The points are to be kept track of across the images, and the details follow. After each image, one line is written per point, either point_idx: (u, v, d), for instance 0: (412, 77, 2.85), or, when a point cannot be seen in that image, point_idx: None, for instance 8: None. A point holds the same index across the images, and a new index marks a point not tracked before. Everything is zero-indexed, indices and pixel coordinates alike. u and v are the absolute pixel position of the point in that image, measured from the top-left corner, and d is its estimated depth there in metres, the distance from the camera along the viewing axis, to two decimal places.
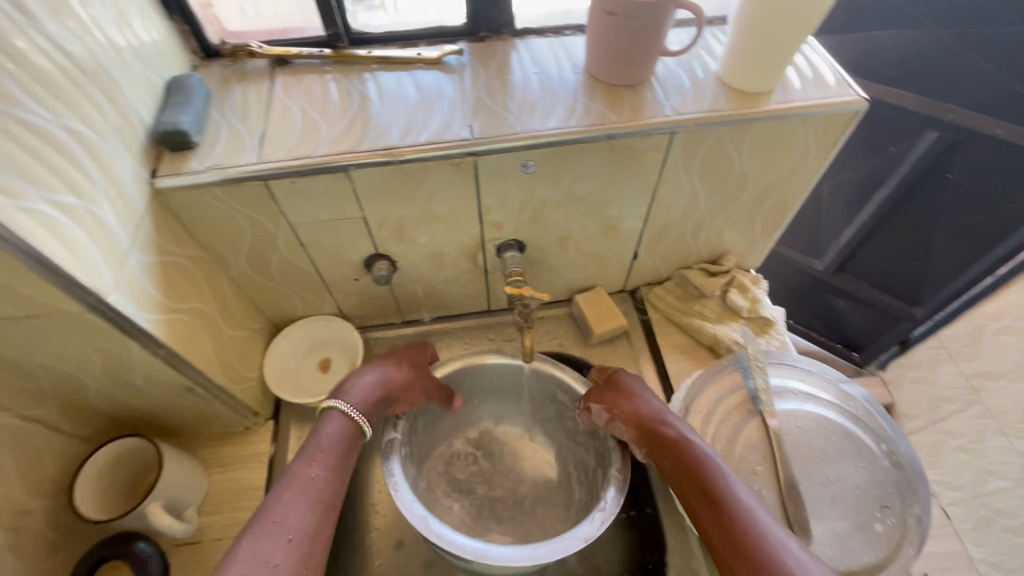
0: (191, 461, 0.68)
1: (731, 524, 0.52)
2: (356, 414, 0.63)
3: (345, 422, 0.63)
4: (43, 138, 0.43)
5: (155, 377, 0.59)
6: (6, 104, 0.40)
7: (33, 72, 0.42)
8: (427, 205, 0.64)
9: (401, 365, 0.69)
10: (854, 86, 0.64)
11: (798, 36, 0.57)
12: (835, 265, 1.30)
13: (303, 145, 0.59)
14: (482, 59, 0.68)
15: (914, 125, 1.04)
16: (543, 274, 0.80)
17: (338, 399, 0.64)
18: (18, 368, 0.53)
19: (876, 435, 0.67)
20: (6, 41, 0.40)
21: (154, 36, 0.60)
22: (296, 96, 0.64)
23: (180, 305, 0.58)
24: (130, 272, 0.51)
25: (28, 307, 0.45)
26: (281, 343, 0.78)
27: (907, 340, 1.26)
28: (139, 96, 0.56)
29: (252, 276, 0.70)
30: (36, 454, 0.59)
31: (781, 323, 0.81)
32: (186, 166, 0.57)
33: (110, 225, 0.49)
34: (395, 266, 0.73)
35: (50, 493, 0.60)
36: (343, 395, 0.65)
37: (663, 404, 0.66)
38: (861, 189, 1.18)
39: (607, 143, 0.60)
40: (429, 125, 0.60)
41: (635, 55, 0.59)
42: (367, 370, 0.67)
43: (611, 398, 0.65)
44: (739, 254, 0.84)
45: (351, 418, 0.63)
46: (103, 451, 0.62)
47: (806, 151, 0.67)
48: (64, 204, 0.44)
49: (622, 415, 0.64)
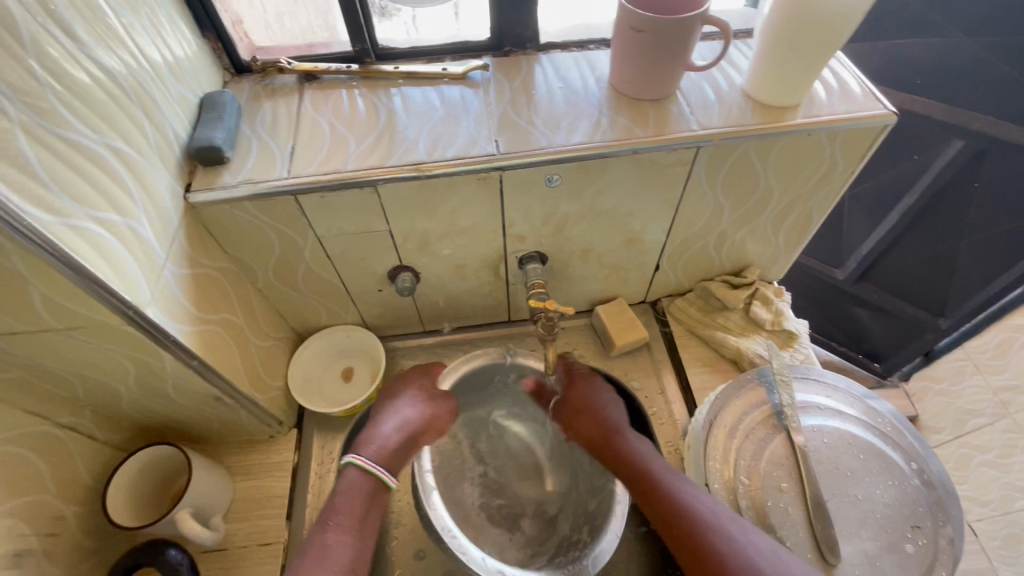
0: (217, 469, 0.70)
1: (668, 511, 0.60)
2: (374, 468, 0.66)
3: (361, 476, 0.66)
4: (88, 157, 0.44)
5: (186, 387, 0.61)
6: (54, 125, 0.41)
7: (80, 93, 0.44)
8: (452, 218, 0.65)
9: (413, 405, 0.72)
10: (883, 99, 0.63)
11: (826, 51, 0.57)
12: (856, 275, 1.29)
13: (333, 161, 0.60)
14: (506, 73, 0.69)
15: (940, 134, 1.02)
16: (565, 285, 0.80)
17: (353, 455, 0.67)
18: (56, 377, 0.54)
19: (905, 453, 0.65)
20: (55, 64, 0.42)
21: (189, 53, 0.61)
22: (325, 111, 0.65)
23: (210, 317, 0.60)
24: (166, 285, 0.52)
25: (69, 319, 0.46)
26: (305, 352, 0.79)
27: (931, 352, 1.22)
28: (175, 113, 0.57)
29: (279, 287, 0.72)
30: (69, 460, 0.60)
31: (804, 336, 0.80)
32: (220, 181, 0.58)
33: (148, 240, 0.50)
34: (418, 277, 0.74)
35: (83, 499, 0.62)
36: (359, 450, 0.68)
37: (612, 412, 0.73)
38: (884, 199, 1.17)
39: (633, 157, 0.61)
40: (456, 140, 0.61)
41: (661, 70, 0.60)
42: (382, 420, 0.71)
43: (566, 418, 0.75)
44: (762, 267, 0.83)
45: (369, 473, 0.66)
46: (133, 458, 0.63)
47: (833, 165, 0.66)
48: (107, 221, 0.45)
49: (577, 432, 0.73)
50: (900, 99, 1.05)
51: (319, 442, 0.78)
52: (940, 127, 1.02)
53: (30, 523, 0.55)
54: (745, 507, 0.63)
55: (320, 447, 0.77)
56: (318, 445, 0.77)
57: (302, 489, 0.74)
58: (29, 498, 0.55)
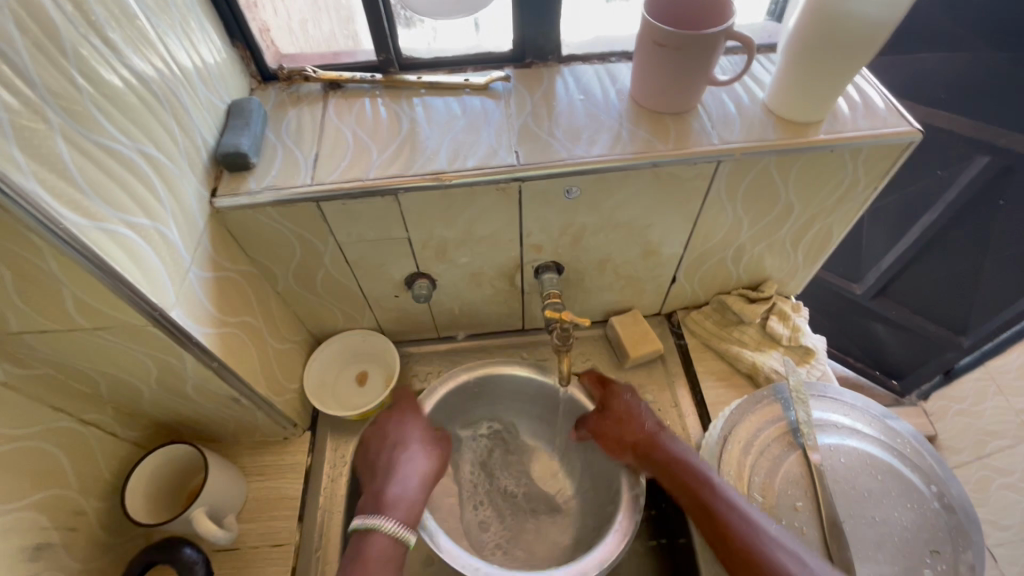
0: (232, 469, 0.70)
1: (714, 510, 0.60)
2: (401, 530, 0.61)
3: (389, 540, 0.61)
4: (121, 162, 0.45)
5: (205, 388, 0.62)
6: (90, 130, 0.43)
7: (115, 101, 0.45)
8: (470, 227, 0.66)
9: (422, 454, 0.70)
10: (907, 115, 0.62)
11: (852, 69, 0.56)
12: (874, 291, 1.27)
13: (355, 169, 0.60)
14: (528, 85, 0.69)
15: (965, 149, 1.01)
16: (580, 295, 0.80)
17: (377, 517, 0.62)
18: (82, 375, 0.56)
19: (924, 475, 0.64)
20: (92, 72, 0.43)
21: (218, 61, 0.63)
22: (348, 119, 0.66)
23: (232, 319, 0.61)
24: (190, 287, 0.54)
25: (97, 319, 0.47)
26: (320, 356, 0.80)
27: (952, 370, 1.17)
28: (203, 119, 0.59)
29: (297, 291, 0.73)
30: (91, 456, 0.61)
31: (822, 353, 0.79)
32: (244, 187, 0.59)
33: (174, 243, 0.51)
34: (435, 284, 0.74)
35: (103, 495, 0.63)
36: (384, 512, 0.63)
37: (654, 420, 0.70)
38: (906, 214, 1.15)
39: (652, 170, 0.61)
40: (476, 151, 0.62)
41: (683, 85, 0.60)
42: (397, 475, 0.68)
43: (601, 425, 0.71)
44: (780, 282, 0.83)
45: (396, 534, 0.61)
46: (150, 457, 0.64)
47: (855, 181, 0.66)
48: (136, 224, 0.47)
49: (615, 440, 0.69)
50: (923, 113, 1.05)
51: (331, 445, 0.78)
52: (963, 141, 1.01)
53: (52, 517, 0.56)
54: None
55: (332, 450, 0.78)
56: (331, 448, 0.78)
57: (314, 492, 0.75)
58: (52, 492, 0.56)
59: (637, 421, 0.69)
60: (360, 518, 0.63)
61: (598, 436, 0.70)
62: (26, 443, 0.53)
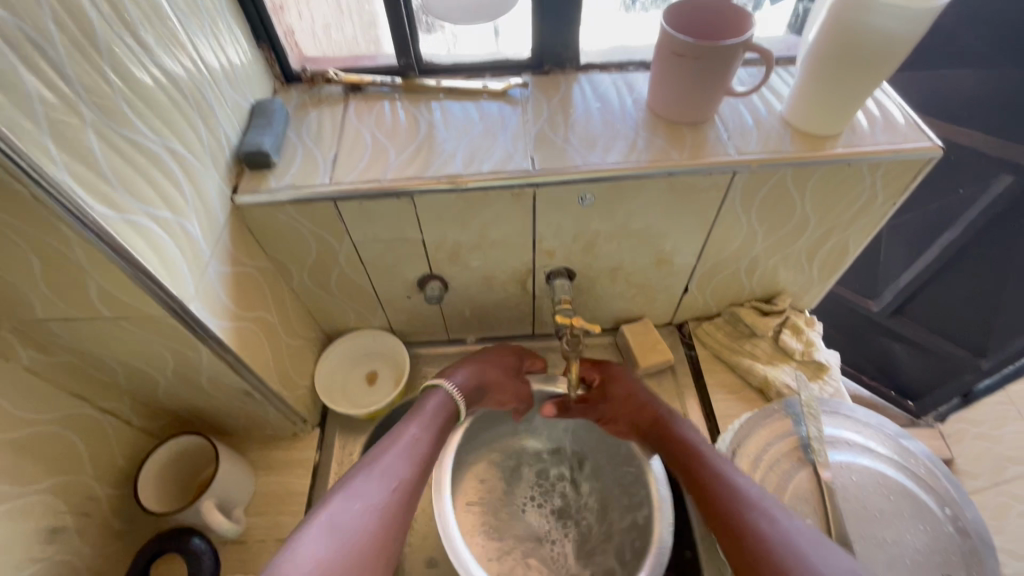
0: (242, 463, 0.72)
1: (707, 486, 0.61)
2: (456, 392, 0.71)
3: (446, 398, 0.71)
4: (148, 156, 0.47)
5: (218, 380, 0.63)
6: (120, 126, 0.44)
7: (145, 97, 0.47)
8: (483, 230, 0.66)
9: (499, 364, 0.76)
10: (928, 131, 0.62)
11: (871, 83, 0.56)
12: (891, 308, 1.25)
13: (373, 170, 0.61)
14: (545, 92, 0.70)
15: (987, 167, 1.00)
16: (591, 303, 0.80)
17: (444, 379, 0.72)
18: (102, 363, 0.57)
19: (939, 497, 0.63)
20: (123, 69, 0.44)
21: (244, 62, 0.65)
22: (368, 122, 0.67)
23: (247, 313, 0.62)
24: (208, 281, 0.55)
25: (117, 308, 0.49)
26: (332, 353, 0.81)
27: (970, 393, 1.17)
28: (228, 117, 0.60)
29: (312, 288, 0.74)
30: (107, 443, 0.63)
31: (835, 368, 0.78)
32: (265, 184, 0.61)
33: (195, 236, 0.53)
34: (447, 286, 0.75)
35: (117, 482, 0.64)
36: (448, 377, 0.73)
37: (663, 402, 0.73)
38: (924, 231, 1.15)
39: (667, 179, 0.61)
40: (492, 155, 0.62)
41: (701, 95, 0.60)
42: (469, 362, 0.75)
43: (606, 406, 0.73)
44: (794, 295, 0.82)
45: (451, 395, 0.71)
46: (164, 447, 0.66)
47: (873, 195, 0.65)
48: (160, 218, 0.48)
49: (622, 419, 0.72)
50: (945, 129, 1.04)
51: (340, 442, 0.79)
52: (985, 159, 1.00)
53: (68, 501, 0.58)
54: None
55: (340, 448, 0.78)
56: (339, 445, 0.79)
57: (323, 489, 0.75)
58: (68, 477, 0.58)
59: (642, 404, 0.71)
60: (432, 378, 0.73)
61: (603, 420, 0.73)
62: (44, 428, 0.55)
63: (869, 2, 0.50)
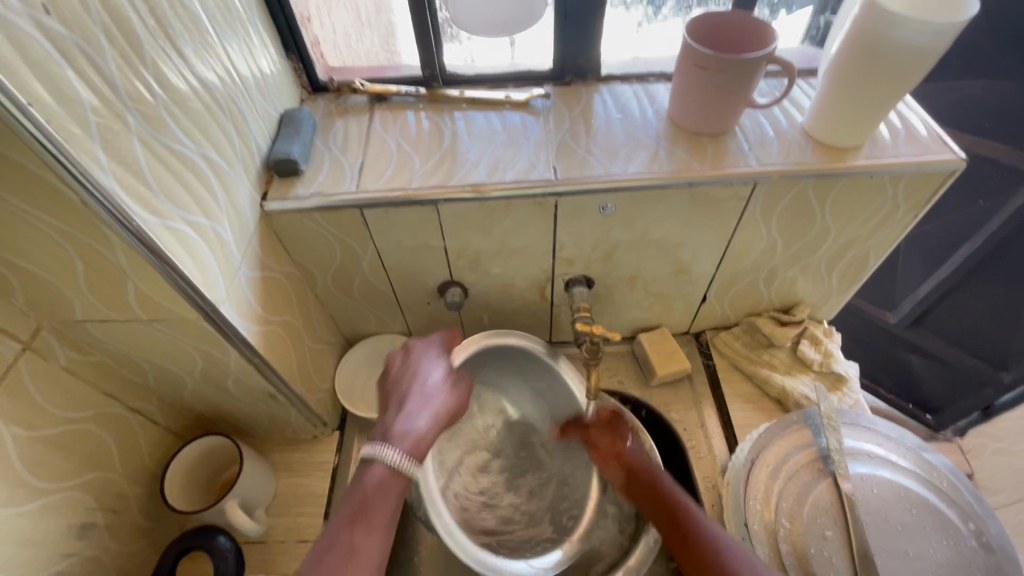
0: (264, 464, 0.73)
1: None
2: (402, 464, 0.56)
3: (390, 471, 0.56)
4: (186, 164, 0.48)
5: (244, 383, 0.64)
6: (161, 135, 0.46)
7: (184, 107, 0.48)
8: (505, 239, 0.67)
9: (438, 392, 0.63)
10: (952, 143, 0.62)
11: (894, 95, 0.56)
12: (909, 320, 1.25)
13: (398, 178, 0.63)
14: (567, 103, 0.71)
15: (1009, 179, 1.00)
16: (609, 310, 0.81)
17: (381, 447, 0.57)
18: (134, 364, 0.59)
19: (962, 511, 0.62)
20: (165, 80, 0.46)
21: (274, 72, 0.67)
22: (393, 131, 0.69)
23: (274, 317, 0.63)
24: (238, 284, 0.56)
25: (153, 311, 0.50)
26: (351, 357, 0.82)
27: (991, 408, 1.15)
28: (259, 126, 0.62)
29: (335, 293, 0.75)
30: (136, 442, 0.64)
31: (855, 380, 0.78)
32: (293, 192, 0.62)
33: (227, 241, 0.54)
34: (467, 292, 0.76)
35: (144, 480, 0.66)
36: (386, 442, 0.57)
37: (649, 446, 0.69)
38: (943, 243, 1.15)
39: (688, 190, 0.61)
40: (515, 164, 0.63)
41: (722, 106, 0.60)
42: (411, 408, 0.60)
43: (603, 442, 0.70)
44: (813, 305, 0.82)
45: (397, 468, 0.56)
46: (189, 447, 0.67)
47: (895, 207, 0.65)
48: (196, 223, 0.49)
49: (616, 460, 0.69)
50: (966, 141, 1.04)
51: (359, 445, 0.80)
52: (1008, 172, 1.00)
53: (98, 498, 0.59)
54: (786, 553, 0.60)
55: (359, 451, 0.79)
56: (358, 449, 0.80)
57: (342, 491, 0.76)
58: (100, 474, 0.59)
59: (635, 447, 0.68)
60: (365, 444, 0.58)
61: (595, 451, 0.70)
62: (79, 426, 0.56)
63: (894, 16, 0.50)
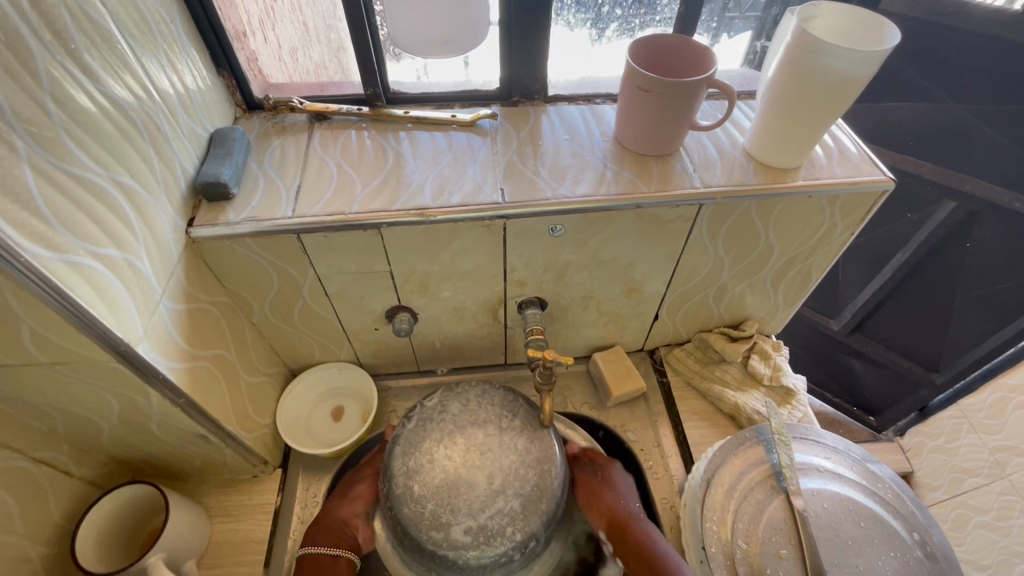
0: (196, 510, 0.67)
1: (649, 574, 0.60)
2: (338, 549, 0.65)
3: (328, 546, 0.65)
4: (90, 190, 0.44)
5: (170, 425, 0.59)
6: (58, 158, 0.41)
7: (88, 127, 0.44)
8: (453, 263, 0.65)
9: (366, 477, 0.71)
10: (879, 164, 0.65)
11: (828, 120, 0.58)
12: (851, 326, 1.36)
13: (337, 202, 0.60)
14: (514, 123, 0.70)
15: (932, 193, 1.09)
16: (563, 330, 0.80)
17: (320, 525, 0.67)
18: (39, 411, 0.53)
19: (907, 522, 0.64)
20: (64, 100, 0.42)
21: (202, 88, 0.62)
22: (333, 151, 0.66)
23: (202, 352, 0.58)
24: (159, 320, 0.51)
25: (55, 353, 0.45)
26: (294, 389, 0.77)
27: (925, 408, 1.19)
28: (185, 148, 0.58)
29: (273, 322, 0.71)
30: (42, 497, 0.58)
31: (803, 393, 0.80)
32: (222, 217, 0.58)
33: (145, 274, 0.49)
34: (416, 317, 0.73)
35: (52, 539, 0.59)
36: (336, 506, 0.68)
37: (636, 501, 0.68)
38: (879, 255, 1.25)
39: (636, 212, 0.61)
40: (461, 186, 0.61)
41: (667, 128, 0.61)
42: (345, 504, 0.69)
43: (591, 484, 0.68)
44: (761, 320, 0.83)
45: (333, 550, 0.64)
46: (106, 500, 0.61)
47: (832, 226, 0.67)
48: (104, 255, 0.45)
49: (600, 503, 0.67)
50: (894, 158, 1.11)
51: (303, 483, 0.75)
52: (932, 187, 1.09)
53: None
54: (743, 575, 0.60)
55: (303, 489, 0.75)
56: (302, 486, 0.75)
57: (283, 534, 0.71)
58: None
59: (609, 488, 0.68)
60: (328, 503, 0.69)
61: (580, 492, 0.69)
62: None
63: (825, 46, 0.51)
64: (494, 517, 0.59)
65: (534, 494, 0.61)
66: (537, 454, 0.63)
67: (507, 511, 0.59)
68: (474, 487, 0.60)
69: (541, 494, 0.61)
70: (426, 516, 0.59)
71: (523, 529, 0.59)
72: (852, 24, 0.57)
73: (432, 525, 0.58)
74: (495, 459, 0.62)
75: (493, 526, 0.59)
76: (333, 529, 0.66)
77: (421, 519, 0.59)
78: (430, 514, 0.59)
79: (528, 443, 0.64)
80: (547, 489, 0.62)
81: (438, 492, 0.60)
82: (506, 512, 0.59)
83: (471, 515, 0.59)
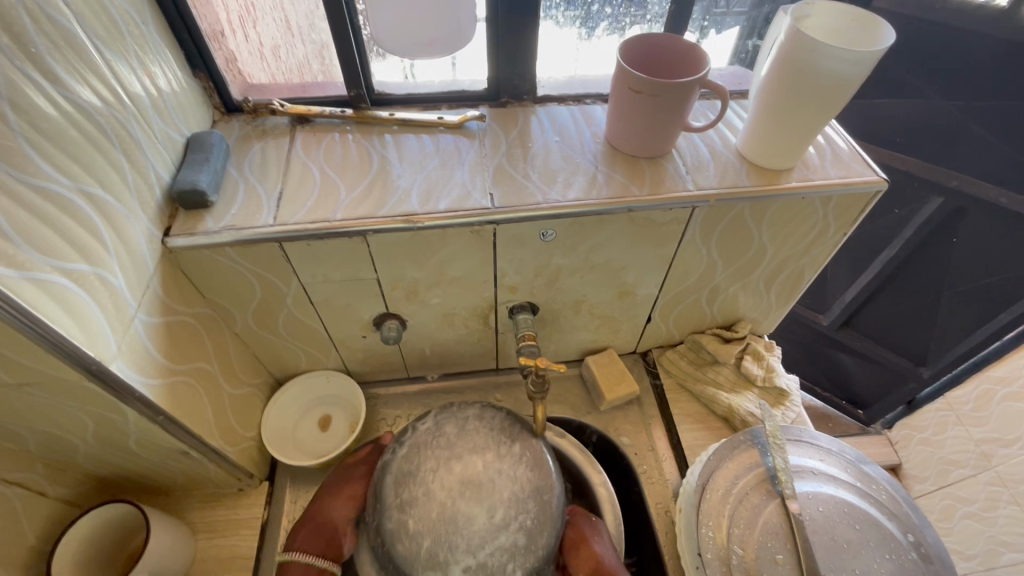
0: (180, 527, 0.65)
1: None
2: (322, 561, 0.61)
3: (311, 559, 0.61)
4: (56, 203, 0.41)
5: (149, 442, 0.56)
6: (21, 171, 0.39)
7: (54, 136, 0.42)
8: (442, 269, 0.63)
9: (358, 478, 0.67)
10: (873, 163, 0.64)
11: (822, 121, 0.57)
12: (839, 322, 1.36)
13: (321, 209, 0.58)
14: (503, 125, 0.68)
15: (921, 188, 1.09)
16: (555, 334, 0.78)
17: (306, 532, 0.63)
18: (9, 432, 0.50)
19: (902, 523, 0.64)
20: (25, 107, 0.39)
21: (177, 90, 0.60)
22: (317, 156, 0.64)
23: (182, 366, 0.56)
24: (135, 335, 0.49)
25: (20, 374, 0.43)
26: (280, 400, 0.75)
27: (913, 401, 1.20)
28: (159, 154, 0.55)
29: (257, 332, 0.68)
30: (16, 520, 0.55)
31: (795, 393, 0.80)
32: (200, 227, 0.56)
33: (118, 289, 0.47)
34: (405, 325, 0.72)
35: (27, 564, 0.56)
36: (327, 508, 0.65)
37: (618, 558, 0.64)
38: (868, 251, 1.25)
39: (628, 215, 0.60)
40: (449, 191, 0.60)
41: (658, 129, 0.59)
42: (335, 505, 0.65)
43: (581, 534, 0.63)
44: (753, 321, 0.83)
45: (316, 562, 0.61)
46: (82, 521, 0.58)
47: (827, 225, 0.67)
48: (73, 271, 0.42)
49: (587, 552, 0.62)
50: (882, 155, 1.12)
51: (290, 496, 0.73)
52: (919, 182, 1.09)
53: None
54: None
55: (291, 502, 0.73)
56: (290, 500, 0.73)
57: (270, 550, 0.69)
58: None
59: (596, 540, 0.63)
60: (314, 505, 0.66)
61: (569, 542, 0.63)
62: None
63: (819, 44, 0.50)
64: (494, 553, 0.56)
65: (535, 527, 0.58)
66: (537, 482, 0.61)
67: (507, 546, 0.56)
68: (473, 521, 0.57)
69: (542, 525, 0.59)
70: (422, 555, 0.56)
71: (524, 565, 0.56)
72: (848, 23, 0.56)
73: (429, 564, 0.55)
74: (494, 489, 0.59)
75: (494, 563, 0.56)
76: (324, 534, 0.63)
77: (417, 557, 0.56)
78: (427, 553, 0.56)
79: (527, 471, 0.61)
80: (548, 519, 0.59)
81: (433, 527, 0.57)
82: (506, 547, 0.56)
83: (470, 552, 0.56)
